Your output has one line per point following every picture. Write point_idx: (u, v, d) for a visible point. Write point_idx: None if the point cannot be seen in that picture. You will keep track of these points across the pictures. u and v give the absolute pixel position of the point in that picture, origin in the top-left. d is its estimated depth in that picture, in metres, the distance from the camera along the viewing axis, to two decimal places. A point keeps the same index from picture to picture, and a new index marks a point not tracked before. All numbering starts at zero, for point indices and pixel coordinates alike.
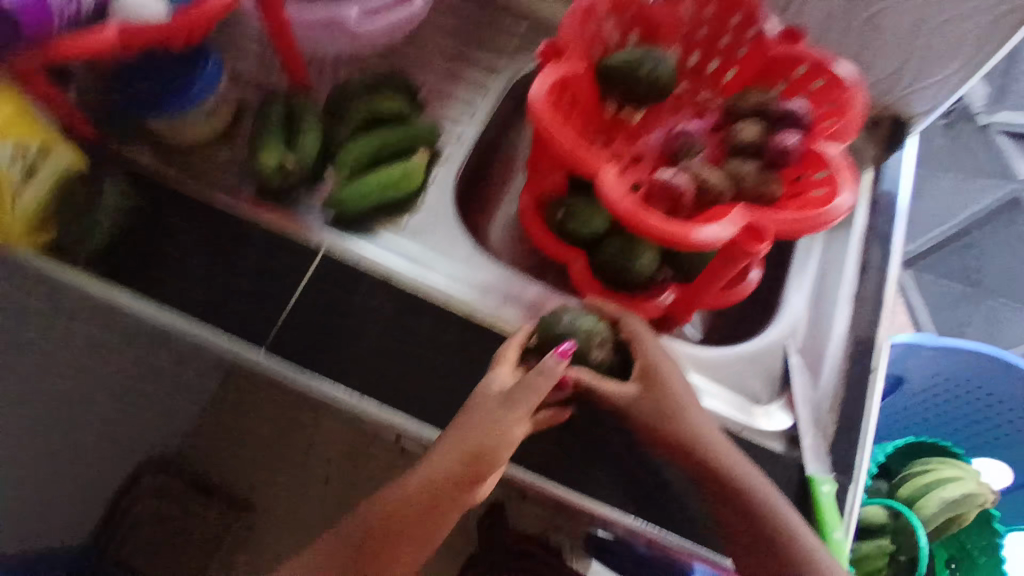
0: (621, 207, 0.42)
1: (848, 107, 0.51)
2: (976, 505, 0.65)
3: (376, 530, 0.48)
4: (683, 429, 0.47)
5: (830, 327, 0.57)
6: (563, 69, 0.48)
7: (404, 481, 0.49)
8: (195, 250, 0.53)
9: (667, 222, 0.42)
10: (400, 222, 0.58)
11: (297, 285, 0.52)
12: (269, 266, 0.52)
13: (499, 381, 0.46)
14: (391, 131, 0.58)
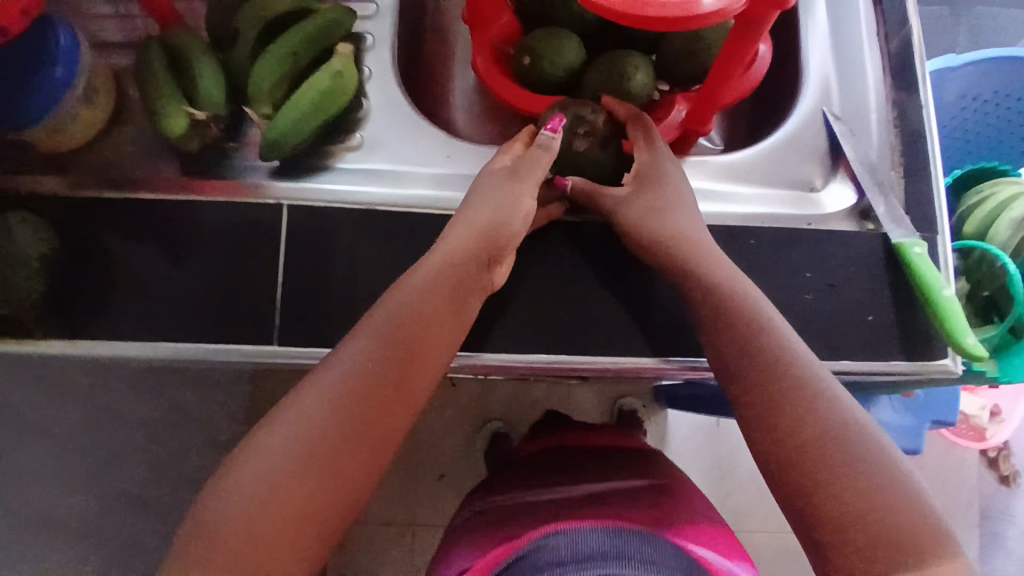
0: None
1: None
2: None
3: (390, 364, 0.39)
4: (660, 228, 0.44)
5: (863, 77, 0.50)
6: None
7: (418, 274, 0.42)
8: (146, 266, 0.45)
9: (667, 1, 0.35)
10: (352, 140, 0.48)
11: (275, 259, 0.45)
12: (236, 249, 0.45)
13: (501, 159, 0.46)
14: (296, 31, 0.46)
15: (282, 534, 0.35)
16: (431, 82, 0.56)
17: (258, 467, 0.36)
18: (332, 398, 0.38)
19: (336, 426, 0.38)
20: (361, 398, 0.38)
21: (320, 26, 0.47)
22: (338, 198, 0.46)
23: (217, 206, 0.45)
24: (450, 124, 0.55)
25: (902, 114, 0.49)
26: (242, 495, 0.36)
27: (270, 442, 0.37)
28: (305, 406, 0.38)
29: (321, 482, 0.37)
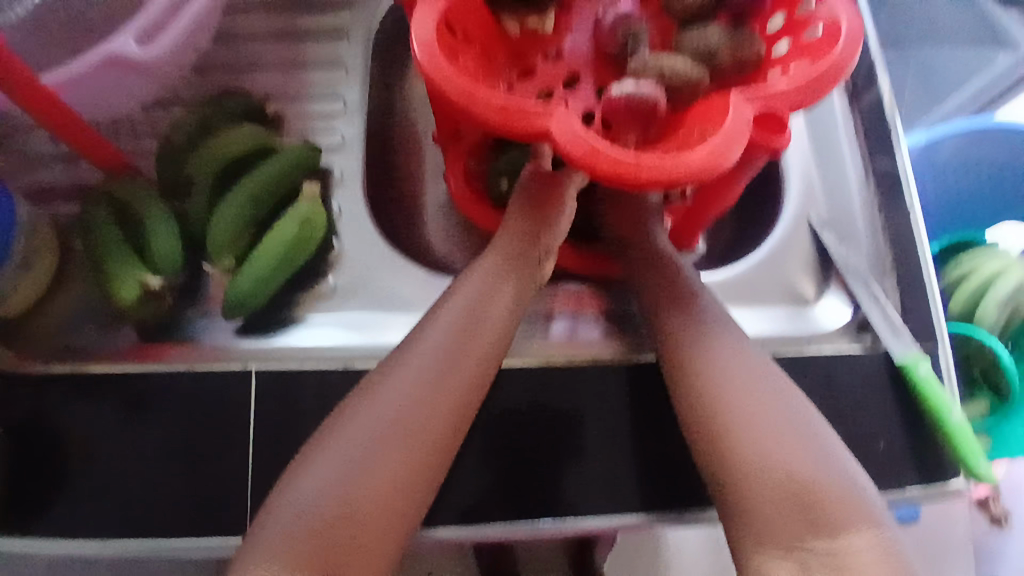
0: (611, 159, 0.32)
1: None
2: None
3: (472, 350, 0.39)
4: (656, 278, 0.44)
5: (843, 180, 0.50)
6: (442, 5, 0.35)
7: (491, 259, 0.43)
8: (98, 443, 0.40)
9: (665, 158, 0.32)
10: (323, 288, 0.45)
11: (244, 422, 0.40)
12: (198, 413, 0.40)
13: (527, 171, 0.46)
14: (258, 172, 0.44)
15: (361, 533, 0.33)
16: (402, 198, 0.52)
17: (346, 453, 0.35)
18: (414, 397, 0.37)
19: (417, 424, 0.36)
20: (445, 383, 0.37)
21: (283, 167, 0.44)
22: (309, 355, 0.42)
23: (179, 369, 0.41)
24: (426, 243, 0.52)
25: (887, 214, 0.49)
26: (324, 483, 0.34)
27: (365, 411, 0.36)
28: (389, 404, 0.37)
29: (407, 483, 0.35)
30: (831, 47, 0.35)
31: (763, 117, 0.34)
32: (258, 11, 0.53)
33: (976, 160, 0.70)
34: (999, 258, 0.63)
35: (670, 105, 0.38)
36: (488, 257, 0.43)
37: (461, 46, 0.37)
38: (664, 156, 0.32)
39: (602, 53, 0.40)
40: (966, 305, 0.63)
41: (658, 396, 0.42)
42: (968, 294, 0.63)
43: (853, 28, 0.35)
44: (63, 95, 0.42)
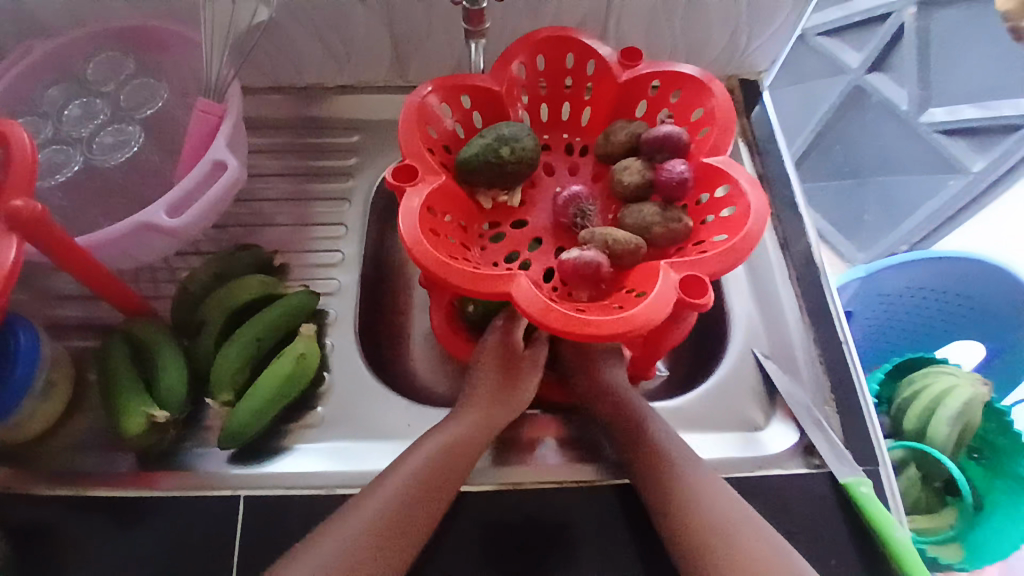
0: (561, 317, 0.38)
1: (713, 113, 0.47)
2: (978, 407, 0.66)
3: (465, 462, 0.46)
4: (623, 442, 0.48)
5: (784, 319, 0.56)
6: (425, 190, 0.43)
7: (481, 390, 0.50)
8: (86, 569, 0.42)
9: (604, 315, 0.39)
10: (313, 417, 0.50)
11: (228, 546, 0.43)
12: (185, 538, 0.43)
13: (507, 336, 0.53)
14: (262, 317, 0.50)
15: None
16: (392, 331, 0.58)
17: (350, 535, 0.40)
18: (407, 481, 0.43)
19: (410, 506, 0.42)
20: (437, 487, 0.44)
21: (286, 313, 0.51)
22: (294, 482, 0.46)
23: (175, 496, 0.45)
24: (412, 369, 0.56)
25: (823, 345, 0.54)
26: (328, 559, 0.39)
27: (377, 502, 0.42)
28: (385, 492, 0.43)
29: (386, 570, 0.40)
30: (740, 224, 0.42)
31: (690, 280, 0.40)
32: (273, 176, 0.62)
33: (918, 285, 0.76)
34: (946, 376, 0.67)
35: (615, 266, 0.45)
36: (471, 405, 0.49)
37: (441, 220, 0.45)
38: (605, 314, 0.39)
39: (560, 222, 0.49)
40: (919, 421, 0.67)
41: (625, 515, 0.45)
42: (920, 410, 0.67)
43: (760, 209, 0.42)
44: (93, 253, 0.47)
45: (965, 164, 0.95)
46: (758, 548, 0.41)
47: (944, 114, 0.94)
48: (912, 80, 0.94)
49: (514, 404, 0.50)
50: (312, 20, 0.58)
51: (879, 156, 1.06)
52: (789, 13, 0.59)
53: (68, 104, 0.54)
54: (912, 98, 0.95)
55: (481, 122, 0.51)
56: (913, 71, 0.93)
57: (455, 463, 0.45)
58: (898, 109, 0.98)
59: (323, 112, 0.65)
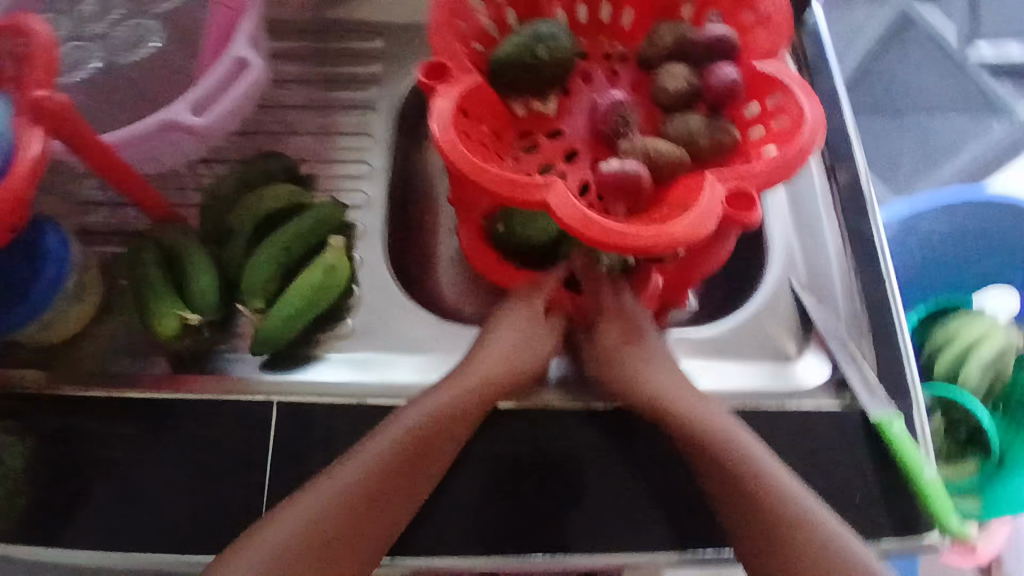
0: (600, 229, 0.37)
1: (770, 16, 0.43)
2: (1006, 354, 0.65)
3: (460, 422, 0.44)
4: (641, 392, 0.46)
5: (822, 243, 0.54)
6: (459, 91, 0.41)
7: (493, 347, 0.48)
8: (123, 465, 0.44)
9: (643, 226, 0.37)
10: (342, 332, 0.50)
11: (257, 450, 0.44)
12: (217, 438, 0.44)
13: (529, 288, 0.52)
14: (289, 228, 0.49)
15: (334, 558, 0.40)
16: (418, 250, 0.57)
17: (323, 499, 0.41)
18: (397, 442, 0.43)
19: (398, 465, 0.42)
20: (422, 449, 0.43)
21: (314, 223, 0.50)
22: (323, 395, 0.46)
23: (208, 399, 0.46)
24: (438, 289, 0.56)
25: (862, 273, 0.52)
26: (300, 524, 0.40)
27: (354, 463, 0.42)
28: (372, 450, 0.42)
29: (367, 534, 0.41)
30: (793, 134, 0.40)
31: (735, 193, 0.39)
32: (296, 81, 0.60)
33: (957, 228, 0.74)
34: (983, 323, 0.65)
35: (655, 179, 0.43)
36: (480, 353, 0.48)
37: (474, 125, 0.43)
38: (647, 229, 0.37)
39: (597, 132, 0.46)
40: (953, 364, 0.65)
41: (651, 437, 0.45)
42: (952, 356, 0.66)
43: (816, 117, 0.39)
44: (121, 154, 0.47)
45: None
46: (772, 508, 0.41)
47: (1004, 39, 0.91)
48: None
49: (532, 358, 0.49)
50: None
51: (923, 94, 1.06)
52: None
53: (82, 0, 0.52)
54: None
55: (517, 22, 0.47)
56: None
57: (450, 427, 0.44)
58: (954, 36, 0.96)
59: (347, 15, 0.62)
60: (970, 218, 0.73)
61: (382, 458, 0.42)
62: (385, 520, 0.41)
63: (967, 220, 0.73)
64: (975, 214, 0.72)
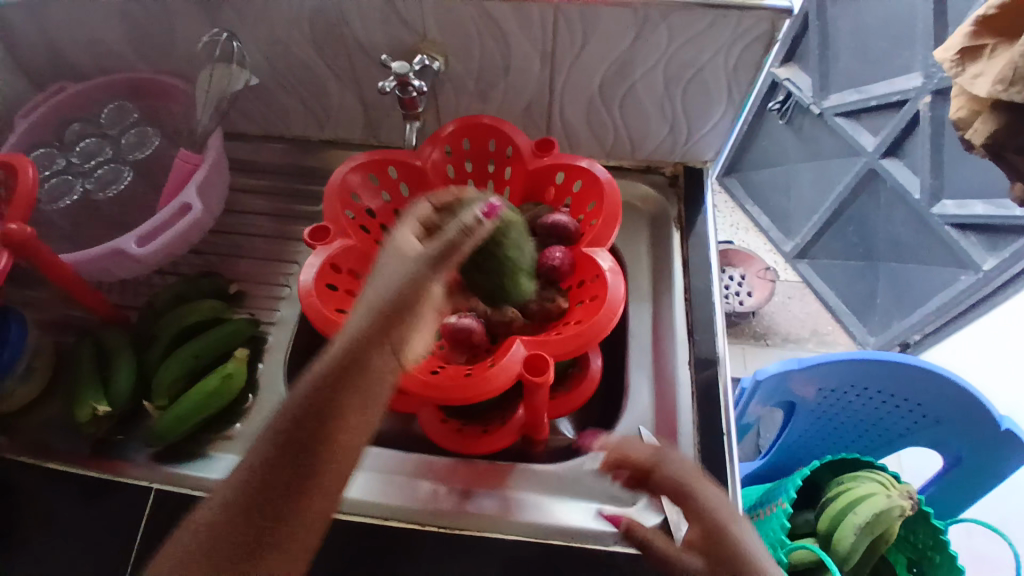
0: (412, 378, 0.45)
1: (602, 207, 0.51)
2: (892, 522, 0.62)
3: (315, 409, 0.38)
4: (697, 493, 0.46)
5: (675, 398, 0.58)
6: (332, 251, 0.50)
7: (349, 327, 0.40)
8: (36, 531, 0.53)
9: (451, 381, 0.45)
10: (229, 432, 0.61)
11: (135, 531, 0.53)
12: (115, 522, 0.54)
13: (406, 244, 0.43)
14: (203, 338, 0.61)
15: None
16: None
17: (201, 548, 0.36)
18: (290, 410, 0.38)
19: (274, 475, 0.37)
20: (291, 444, 0.37)
21: (224, 338, 0.62)
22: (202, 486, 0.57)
23: (106, 479, 0.56)
24: None
25: (703, 434, 0.56)
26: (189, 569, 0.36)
27: (228, 497, 0.37)
28: (258, 452, 0.38)
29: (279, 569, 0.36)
30: (597, 311, 0.47)
31: (534, 357, 0.45)
32: (259, 211, 0.73)
33: (859, 383, 0.73)
34: (863, 484, 0.64)
35: (492, 335, 0.51)
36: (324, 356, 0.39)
37: (347, 277, 0.53)
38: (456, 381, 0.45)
39: None
40: (833, 522, 0.66)
41: (473, 561, 0.51)
42: (836, 510, 0.65)
43: (614, 298, 0.46)
44: (77, 268, 0.58)
45: (976, 261, 1.05)
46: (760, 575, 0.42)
47: (954, 206, 1.05)
48: (927, 168, 1.07)
49: (399, 300, 0.40)
50: (295, 86, 0.68)
51: (890, 241, 1.22)
52: (724, 110, 0.62)
53: (80, 140, 0.66)
54: (925, 186, 1.09)
55: (409, 190, 0.58)
56: (928, 158, 1.07)
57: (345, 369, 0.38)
58: (911, 196, 1.12)
59: (314, 162, 0.76)
60: (866, 374, 0.71)
61: (272, 446, 0.38)
62: (304, 499, 0.37)
63: (861, 375, 0.72)
64: (873, 371, 0.71)
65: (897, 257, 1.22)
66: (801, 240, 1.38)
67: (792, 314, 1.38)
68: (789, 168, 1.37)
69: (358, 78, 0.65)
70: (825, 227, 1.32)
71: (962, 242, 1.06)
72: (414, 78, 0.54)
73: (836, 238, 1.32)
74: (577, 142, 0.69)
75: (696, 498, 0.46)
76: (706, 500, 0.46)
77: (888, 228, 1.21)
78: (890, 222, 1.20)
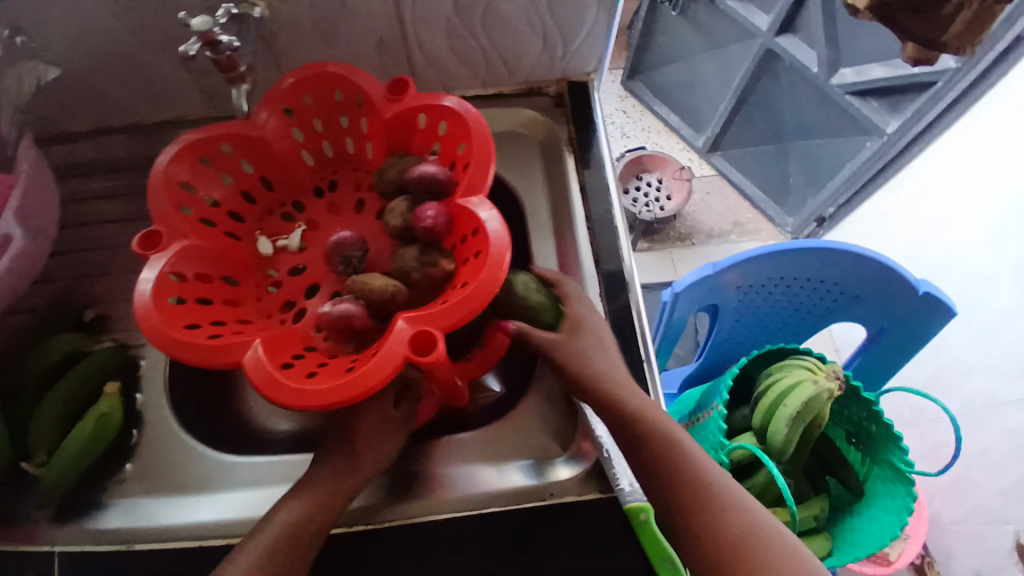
0: (284, 388, 0.39)
1: (470, 147, 0.46)
2: (822, 408, 0.62)
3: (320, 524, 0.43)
4: (564, 286, 0.52)
5: None
6: (169, 258, 0.43)
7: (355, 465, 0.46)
8: None
9: (332, 382, 0.39)
10: (124, 474, 0.55)
11: None
12: None
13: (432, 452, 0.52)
14: (66, 382, 0.54)
15: None
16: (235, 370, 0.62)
17: None
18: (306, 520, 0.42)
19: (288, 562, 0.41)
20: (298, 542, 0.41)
21: (93, 371, 0.56)
22: (106, 537, 0.51)
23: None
24: (248, 407, 0.61)
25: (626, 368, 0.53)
26: None
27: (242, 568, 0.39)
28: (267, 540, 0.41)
29: None
30: (483, 269, 0.42)
31: (421, 335, 0.40)
32: (108, 217, 0.64)
33: (778, 275, 0.72)
34: (790, 375, 0.64)
35: (377, 315, 0.46)
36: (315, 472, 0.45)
37: (198, 284, 0.45)
38: (340, 381, 0.39)
39: (333, 269, 0.49)
40: (767, 415, 0.65)
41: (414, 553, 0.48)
42: (767, 405, 0.65)
43: (499, 249, 0.41)
44: None
45: (880, 126, 1.05)
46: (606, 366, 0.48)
47: (853, 74, 1.04)
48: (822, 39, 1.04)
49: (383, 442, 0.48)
50: (102, 65, 0.57)
51: (795, 120, 1.20)
52: (597, 11, 0.55)
53: None
54: (823, 60, 1.06)
55: (254, 167, 0.50)
56: (822, 29, 1.03)
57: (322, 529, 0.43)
58: (810, 72, 1.10)
59: (157, 148, 0.66)
60: (784, 265, 0.70)
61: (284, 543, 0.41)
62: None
63: (779, 267, 0.70)
64: (790, 261, 0.70)
65: (804, 134, 1.21)
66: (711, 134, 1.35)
67: (713, 210, 1.37)
68: (690, 59, 1.32)
69: (176, 41, 0.55)
70: (734, 116, 1.29)
71: (864, 109, 1.05)
72: (221, 34, 0.45)
73: (744, 125, 1.29)
74: (447, 73, 0.62)
75: (581, 303, 0.51)
76: (584, 306, 0.51)
77: (793, 107, 1.19)
78: (792, 100, 1.18)
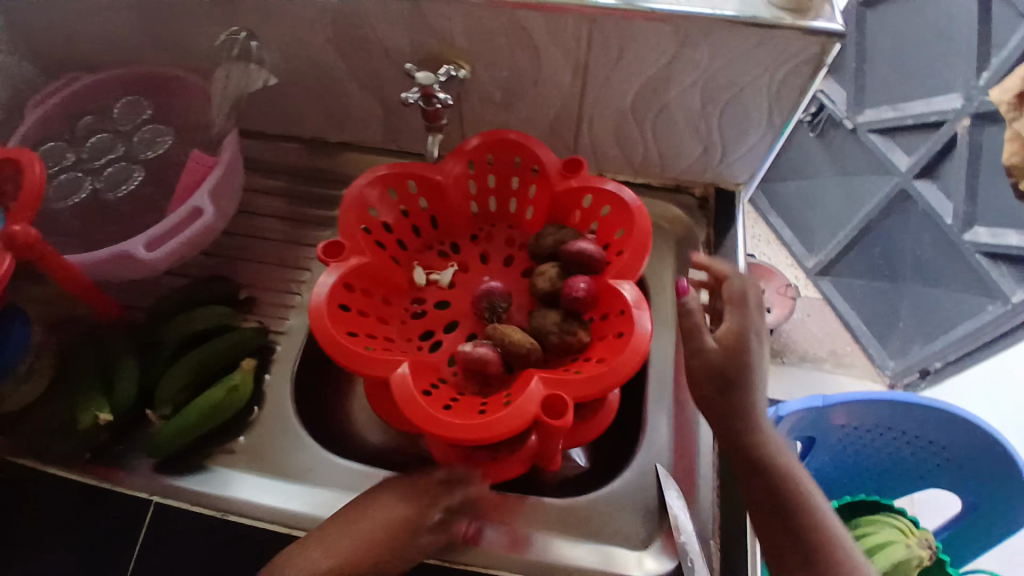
0: (420, 412, 0.42)
1: (629, 235, 0.49)
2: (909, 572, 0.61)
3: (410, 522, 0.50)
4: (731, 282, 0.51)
5: (697, 442, 0.56)
6: (345, 269, 0.48)
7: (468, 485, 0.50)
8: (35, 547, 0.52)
9: (465, 420, 0.42)
10: (232, 446, 0.59)
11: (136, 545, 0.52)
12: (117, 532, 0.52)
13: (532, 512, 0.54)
14: (208, 348, 0.59)
15: None
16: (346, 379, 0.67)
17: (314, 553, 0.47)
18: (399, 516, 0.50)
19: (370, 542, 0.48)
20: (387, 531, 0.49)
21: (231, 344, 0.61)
22: (201, 500, 0.55)
23: (105, 488, 0.55)
24: (349, 416, 0.65)
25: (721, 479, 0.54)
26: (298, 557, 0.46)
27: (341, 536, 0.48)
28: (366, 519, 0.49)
29: None
30: (621, 351, 0.44)
31: (554, 398, 0.43)
32: (273, 213, 0.71)
33: (882, 423, 0.70)
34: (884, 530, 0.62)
35: (507, 365, 0.49)
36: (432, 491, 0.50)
37: (359, 296, 0.50)
38: (473, 421, 0.42)
39: (474, 312, 0.53)
40: None
41: None
42: None
43: (642, 337, 0.44)
44: (82, 270, 0.56)
45: (1004, 292, 1.02)
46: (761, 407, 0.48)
47: (988, 234, 1.02)
48: (962, 192, 1.04)
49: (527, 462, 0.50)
50: (312, 87, 0.65)
51: (916, 261, 1.18)
52: (764, 133, 0.59)
53: (92, 135, 0.64)
54: (958, 212, 1.06)
55: (427, 204, 0.55)
56: (962, 182, 1.04)
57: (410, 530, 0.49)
58: (942, 221, 1.09)
59: (330, 164, 0.73)
60: (893, 415, 0.68)
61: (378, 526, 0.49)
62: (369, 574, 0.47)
63: (886, 415, 0.69)
64: (899, 413, 0.68)
65: (922, 280, 1.18)
66: (822, 258, 1.34)
67: (811, 332, 1.33)
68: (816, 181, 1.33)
69: (381, 82, 0.62)
70: (850, 246, 1.29)
71: (992, 273, 1.03)
72: (438, 90, 0.52)
73: (858, 257, 1.28)
74: (604, 158, 0.66)
75: (740, 309, 0.50)
76: (742, 311, 0.50)
77: (918, 251, 1.17)
78: (917, 243, 1.16)
